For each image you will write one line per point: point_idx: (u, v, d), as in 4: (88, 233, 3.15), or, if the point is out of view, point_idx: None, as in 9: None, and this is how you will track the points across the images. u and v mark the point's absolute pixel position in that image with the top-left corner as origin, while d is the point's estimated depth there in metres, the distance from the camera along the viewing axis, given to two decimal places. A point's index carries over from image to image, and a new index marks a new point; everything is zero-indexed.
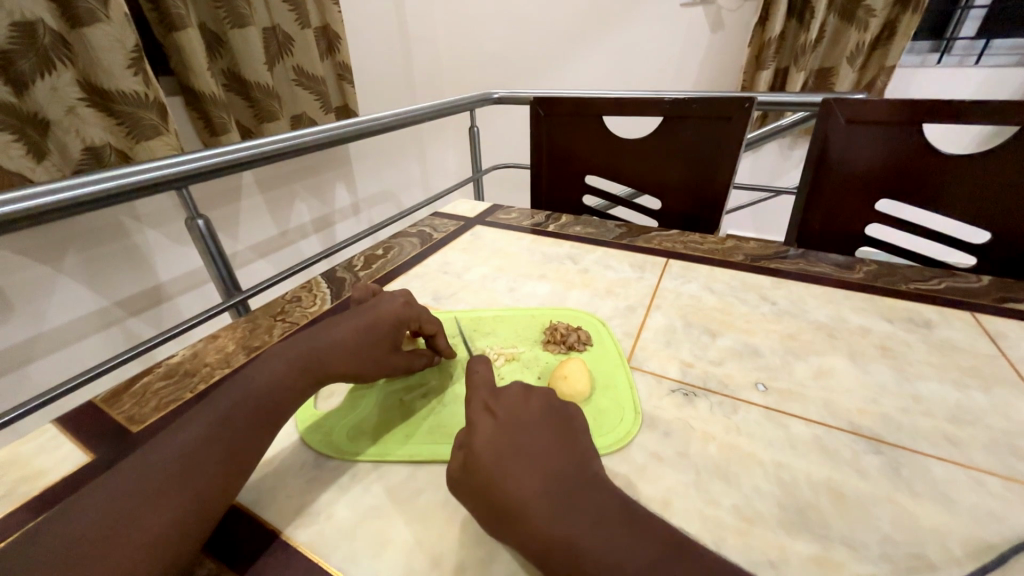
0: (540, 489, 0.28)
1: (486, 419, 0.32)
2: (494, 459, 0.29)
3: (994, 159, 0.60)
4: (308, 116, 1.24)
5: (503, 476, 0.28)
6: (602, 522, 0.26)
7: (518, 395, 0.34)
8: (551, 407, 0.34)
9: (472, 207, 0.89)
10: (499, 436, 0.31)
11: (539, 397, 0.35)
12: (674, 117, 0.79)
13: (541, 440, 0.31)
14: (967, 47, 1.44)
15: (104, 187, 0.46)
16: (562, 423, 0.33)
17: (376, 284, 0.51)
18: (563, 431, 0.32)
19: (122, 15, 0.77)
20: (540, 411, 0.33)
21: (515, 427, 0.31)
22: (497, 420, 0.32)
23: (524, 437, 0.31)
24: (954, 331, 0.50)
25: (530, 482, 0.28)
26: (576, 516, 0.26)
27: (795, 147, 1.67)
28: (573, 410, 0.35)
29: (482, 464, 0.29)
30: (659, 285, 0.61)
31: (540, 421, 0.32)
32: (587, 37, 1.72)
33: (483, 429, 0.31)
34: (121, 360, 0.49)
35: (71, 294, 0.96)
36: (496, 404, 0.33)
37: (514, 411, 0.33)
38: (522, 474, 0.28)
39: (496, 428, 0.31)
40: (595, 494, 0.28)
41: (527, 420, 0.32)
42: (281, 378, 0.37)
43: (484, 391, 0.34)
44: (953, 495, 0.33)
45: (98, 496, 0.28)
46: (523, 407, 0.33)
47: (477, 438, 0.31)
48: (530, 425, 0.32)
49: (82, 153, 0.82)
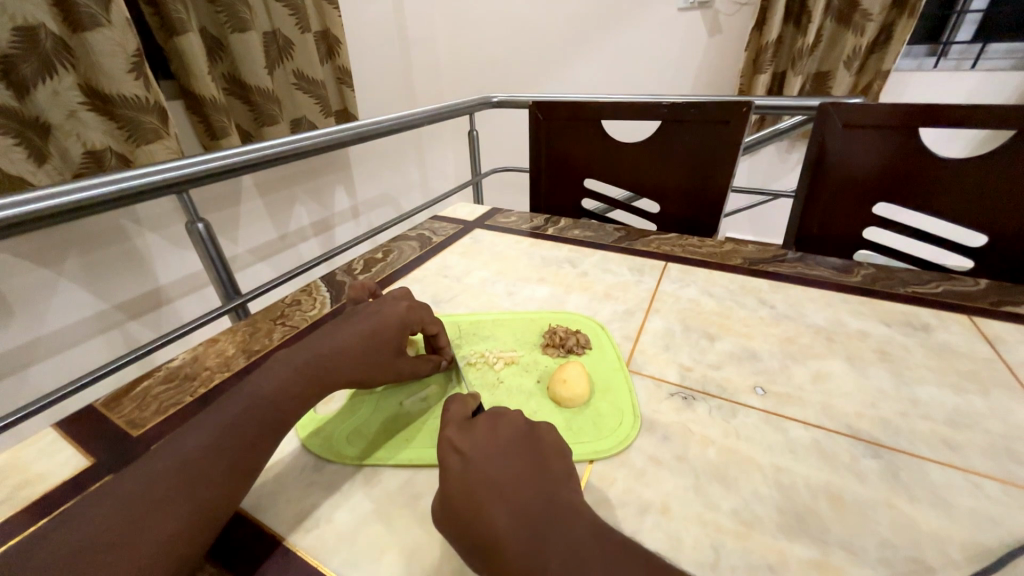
0: (517, 528, 0.27)
1: (455, 458, 0.31)
2: (467, 500, 0.29)
3: (989, 163, 0.61)
4: (308, 120, 1.26)
5: (476, 515, 0.28)
6: (579, 554, 0.26)
7: (487, 424, 0.34)
8: (522, 434, 0.34)
9: (471, 210, 0.89)
10: (470, 474, 0.30)
11: (509, 422, 0.34)
12: (673, 122, 0.80)
13: (515, 474, 0.31)
14: (964, 51, 1.45)
15: (105, 191, 0.46)
16: (537, 451, 0.33)
17: (374, 285, 0.52)
18: (540, 460, 0.32)
19: (123, 20, 0.78)
20: (511, 440, 0.33)
21: (488, 460, 0.31)
22: (466, 459, 0.31)
23: (497, 472, 0.30)
24: (951, 334, 0.50)
25: (505, 521, 0.28)
26: (554, 551, 0.26)
27: (793, 150, 1.68)
28: (547, 436, 0.34)
29: (456, 507, 0.29)
30: (658, 289, 0.61)
31: (513, 452, 0.32)
32: (586, 41, 1.73)
33: (452, 471, 0.31)
34: (123, 363, 0.49)
35: (71, 298, 0.96)
36: (463, 439, 0.33)
37: (485, 444, 0.32)
38: (496, 513, 0.28)
39: (465, 465, 0.31)
40: (573, 525, 0.28)
41: (498, 454, 0.32)
42: (289, 384, 0.37)
43: (451, 426, 0.34)
44: (951, 499, 0.33)
45: (102, 504, 0.28)
46: (494, 439, 0.33)
47: (447, 480, 0.30)
48: (503, 457, 0.32)
49: (82, 157, 0.82)
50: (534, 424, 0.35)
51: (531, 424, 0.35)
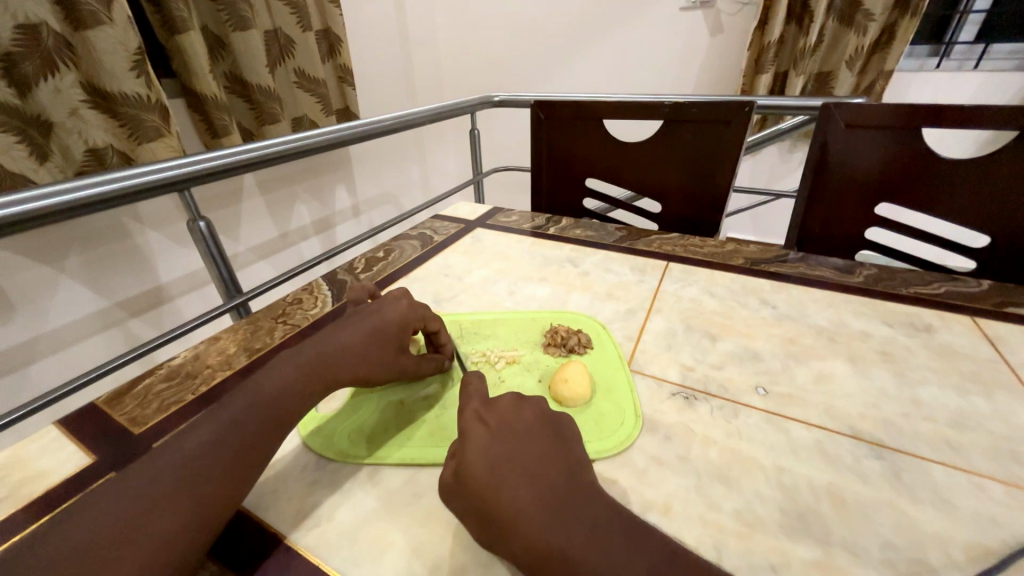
0: (536, 503, 0.27)
1: (478, 430, 0.32)
2: (488, 468, 0.29)
3: (991, 164, 0.60)
4: (309, 119, 1.26)
5: (497, 484, 0.28)
6: (597, 534, 0.26)
7: (511, 404, 0.34)
8: (544, 416, 0.34)
9: (472, 209, 0.89)
10: (493, 445, 0.31)
11: (533, 404, 0.35)
12: (675, 121, 0.80)
13: (537, 451, 0.31)
14: (966, 52, 1.45)
15: (108, 189, 0.46)
16: (557, 435, 0.33)
17: (374, 286, 0.52)
18: (559, 443, 0.32)
19: (125, 18, 0.78)
20: (532, 420, 0.33)
21: (510, 436, 0.31)
22: (490, 431, 0.32)
23: (518, 447, 0.31)
24: (954, 335, 0.50)
25: (526, 494, 0.28)
26: (574, 528, 0.26)
27: (794, 150, 1.68)
28: (568, 422, 0.35)
29: (475, 474, 0.29)
30: (659, 288, 0.61)
31: (535, 432, 0.32)
32: (587, 41, 1.73)
33: (475, 440, 0.31)
34: (124, 360, 0.49)
35: (72, 295, 0.96)
36: (487, 415, 0.33)
37: (508, 420, 0.33)
38: (518, 485, 0.28)
39: (488, 437, 0.31)
40: (592, 506, 0.28)
41: (521, 430, 0.32)
42: (292, 382, 0.37)
43: (475, 402, 0.34)
44: (953, 500, 0.33)
45: (108, 498, 0.28)
46: (518, 417, 0.33)
47: (470, 448, 0.30)
48: (524, 435, 0.32)
49: (84, 155, 0.82)
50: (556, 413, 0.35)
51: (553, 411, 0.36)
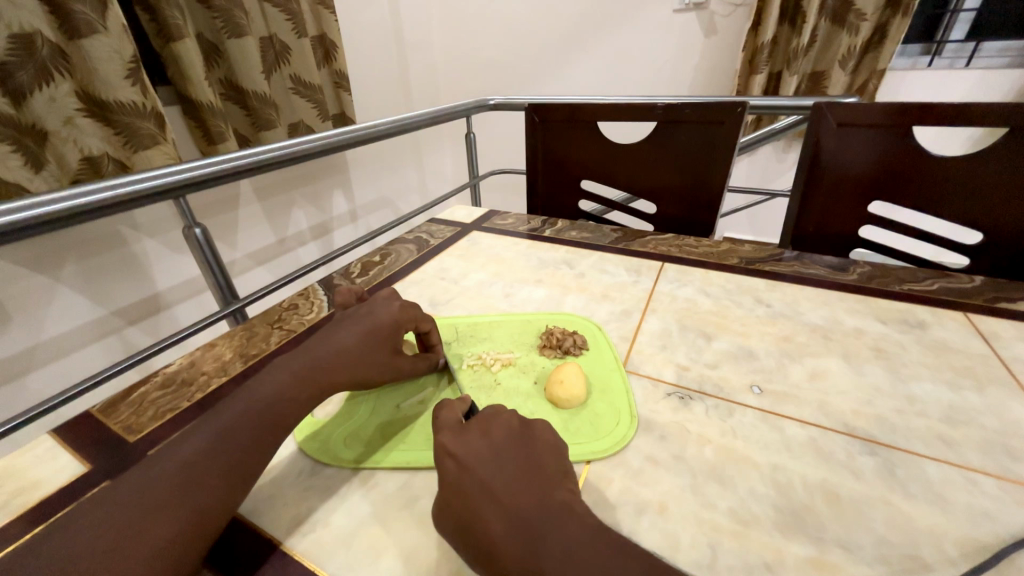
0: (512, 530, 0.28)
1: (448, 462, 0.32)
2: (461, 505, 0.30)
3: (981, 160, 0.61)
4: (305, 124, 1.26)
5: (471, 518, 0.29)
6: (573, 552, 0.26)
7: (478, 429, 0.34)
8: (515, 436, 0.34)
9: (468, 213, 0.89)
10: (463, 478, 0.31)
11: (502, 425, 0.35)
12: (669, 122, 0.80)
13: (508, 475, 0.31)
14: (958, 50, 1.46)
15: (104, 197, 0.46)
16: (530, 453, 0.33)
17: (362, 289, 0.52)
18: (533, 461, 0.32)
19: (120, 26, 0.78)
20: (504, 443, 0.33)
21: (478, 464, 0.32)
22: (458, 463, 0.32)
23: (491, 475, 0.31)
24: (947, 331, 0.50)
25: (501, 524, 0.28)
26: (548, 548, 0.26)
27: (789, 150, 1.68)
28: (540, 435, 0.35)
29: (453, 514, 0.30)
30: (654, 289, 0.61)
31: (505, 455, 0.32)
32: (582, 44, 1.74)
33: (447, 476, 0.31)
34: (119, 369, 0.49)
35: (69, 304, 0.96)
36: (455, 443, 0.33)
37: (477, 447, 0.33)
38: (490, 516, 0.29)
39: (459, 469, 0.31)
40: (568, 521, 0.28)
41: (490, 456, 0.32)
42: (286, 387, 0.37)
43: (444, 430, 0.34)
44: (947, 496, 0.33)
45: (99, 509, 0.28)
46: (486, 442, 0.33)
47: (443, 484, 0.31)
48: (495, 461, 0.32)
49: (79, 163, 0.82)
50: (528, 424, 0.35)
51: (524, 424, 0.35)
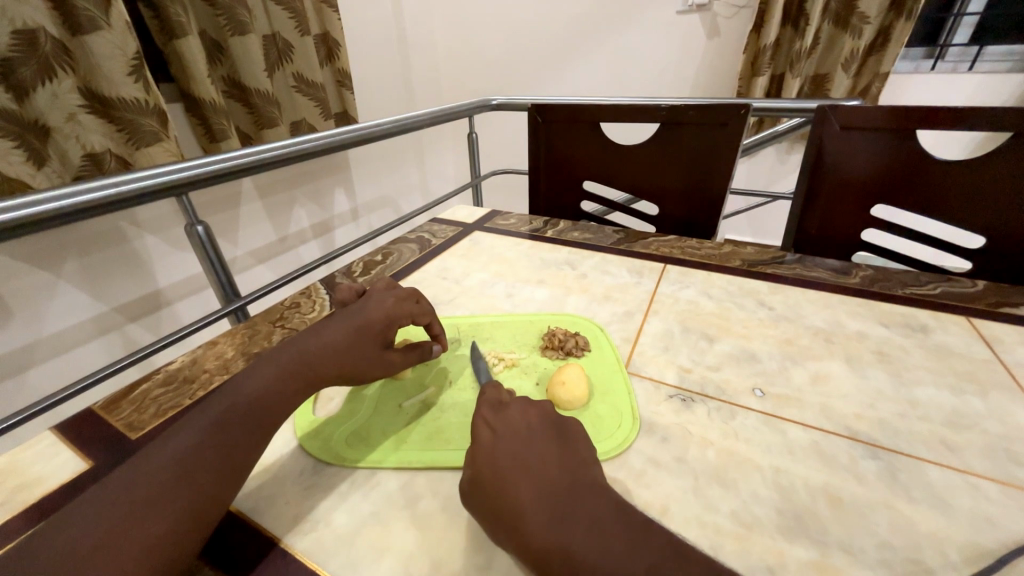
0: (542, 504, 0.28)
1: (486, 433, 0.33)
2: (494, 472, 0.30)
3: (984, 165, 0.61)
4: (308, 123, 1.26)
5: (502, 487, 0.29)
6: (598, 529, 0.26)
7: (520, 408, 0.35)
8: (551, 420, 0.34)
9: (471, 213, 0.89)
10: (499, 450, 0.31)
11: (540, 408, 0.35)
12: (672, 124, 0.80)
13: (540, 453, 0.31)
14: (961, 53, 1.46)
15: (104, 194, 0.46)
16: (562, 437, 0.33)
17: (360, 284, 0.52)
18: (563, 445, 0.33)
19: (123, 23, 0.78)
20: (539, 424, 0.33)
21: (513, 440, 0.32)
22: (495, 436, 0.32)
23: (524, 450, 0.31)
24: (950, 336, 0.50)
25: (531, 495, 0.28)
26: (574, 526, 0.27)
27: (792, 152, 1.68)
28: (574, 427, 0.35)
29: (484, 480, 0.30)
30: (657, 290, 0.61)
31: (539, 435, 0.33)
32: (585, 45, 1.74)
33: (484, 444, 0.32)
34: (120, 367, 0.49)
35: (71, 299, 0.96)
36: (496, 419, 0.34)
37: (514, 425, 0.33)
38: (519, 487, 0.29)
39: (496, 441, 0.32)
40: (594, 505, 0.28)
41: (526, 434, 0.32)
42: (275, 382, 0.37)
43: (485, 406, 0.35)
44: (948, 500, 0.33)
45: (94, 504, 0.28)
46: (524, 422, 0.33)
47: (479, 452, 0.31)
48: (529, 439, 0.32)
49: (82, 160, 0.82)
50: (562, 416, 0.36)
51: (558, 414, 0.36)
